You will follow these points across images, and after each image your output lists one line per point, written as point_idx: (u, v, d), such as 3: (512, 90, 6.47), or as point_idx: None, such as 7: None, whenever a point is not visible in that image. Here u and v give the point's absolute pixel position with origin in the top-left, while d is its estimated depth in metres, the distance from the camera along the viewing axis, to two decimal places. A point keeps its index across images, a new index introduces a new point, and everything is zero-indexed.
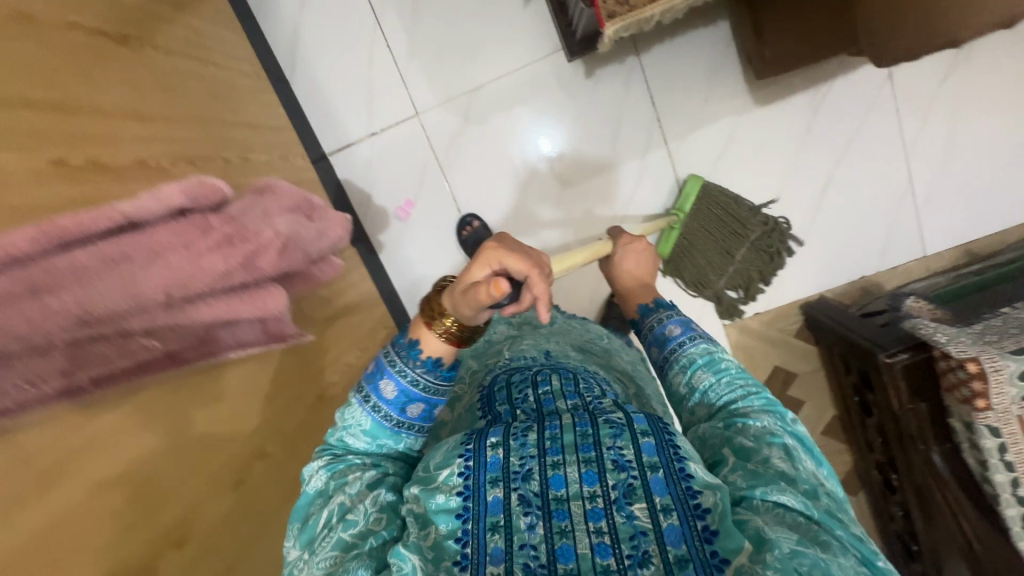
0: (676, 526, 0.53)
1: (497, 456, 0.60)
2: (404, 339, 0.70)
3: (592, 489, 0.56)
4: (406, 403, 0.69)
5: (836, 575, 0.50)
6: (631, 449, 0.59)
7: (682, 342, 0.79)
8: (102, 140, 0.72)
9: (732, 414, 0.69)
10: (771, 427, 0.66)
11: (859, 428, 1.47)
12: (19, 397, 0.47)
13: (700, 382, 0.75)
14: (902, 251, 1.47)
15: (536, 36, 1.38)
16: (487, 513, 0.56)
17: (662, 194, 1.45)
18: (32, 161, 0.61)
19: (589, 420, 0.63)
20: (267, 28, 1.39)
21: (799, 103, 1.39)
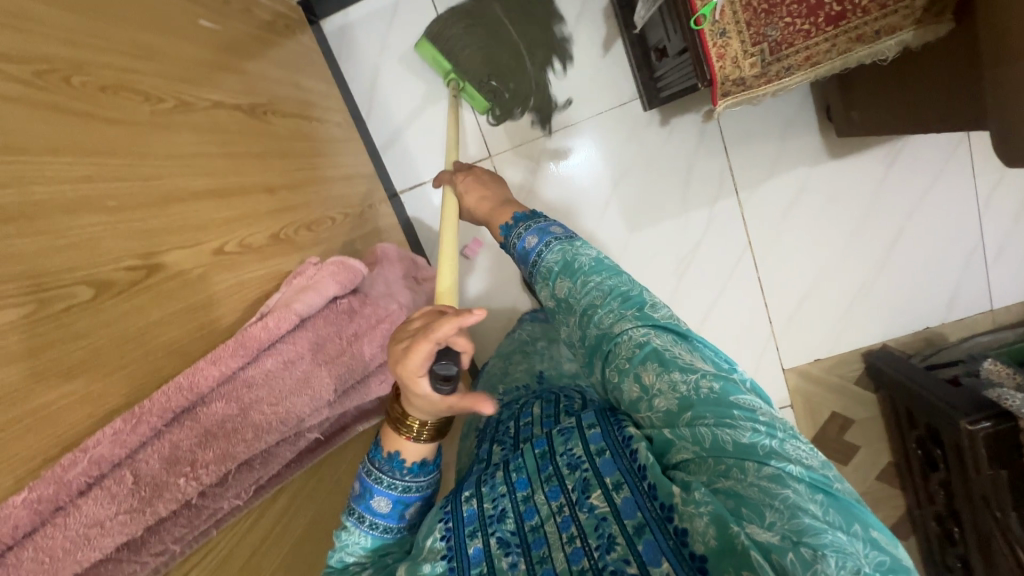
0: (630, 497, 0.54)
1: (473, 507, 0.60)
2: (380, 453, 0.62)
3: (559, 502, 0.57)
4: (403, 510, 0.63)
5: (749, 497, 0.49)
6: (580, 446, 0.60)
7: (541, 252, 0.72)
8: (247, 221, 0.74)
9: (599, 344, 0.63)
10: (639, 336, 0.60)
11: (919, 478, 1.47)
12: (227, 508, 0.50)
13: (562, 291, 0.68)
14: (969, 304, 1.47)
15: (613, 85, 1.40)
16: (472, 566, 0.55)
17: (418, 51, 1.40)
18: (202, 255, 0.64)
19: (544, 436, 0.64)
20: (348, 71, 1.43)
21: (872, 157, 1.40)
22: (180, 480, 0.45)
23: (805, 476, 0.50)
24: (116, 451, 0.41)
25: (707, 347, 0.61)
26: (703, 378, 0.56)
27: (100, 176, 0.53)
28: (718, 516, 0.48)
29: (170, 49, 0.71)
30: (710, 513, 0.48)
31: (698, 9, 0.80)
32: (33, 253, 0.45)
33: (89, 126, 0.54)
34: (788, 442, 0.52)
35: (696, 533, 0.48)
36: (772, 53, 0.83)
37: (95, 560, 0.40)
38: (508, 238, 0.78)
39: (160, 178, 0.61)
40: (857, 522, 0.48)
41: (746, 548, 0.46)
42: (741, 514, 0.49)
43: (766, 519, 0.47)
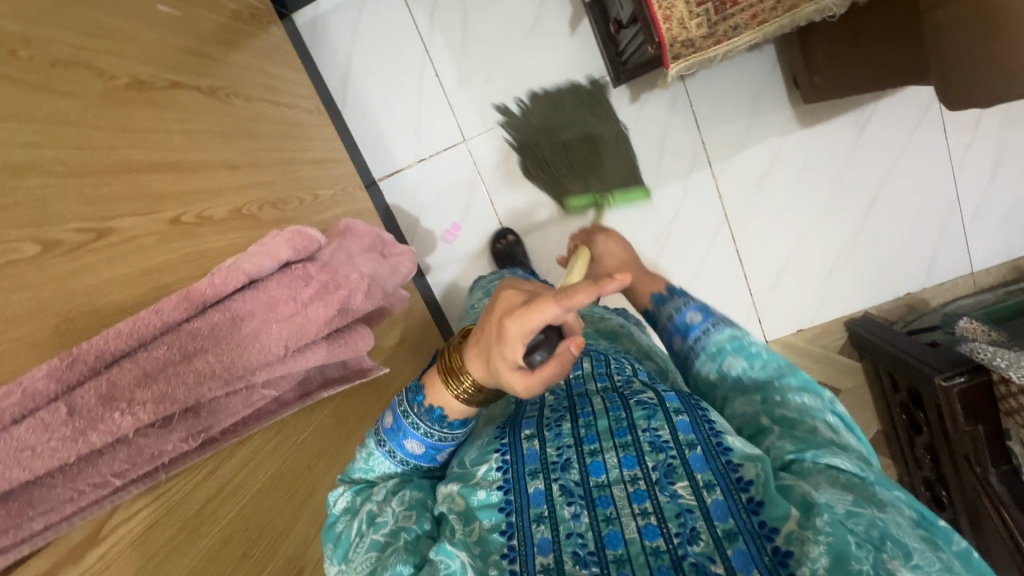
0: (721, 500, 0.50)
1: (534, 448, 0.59)
2: (421, 398, 0.63)
3: (633, 472, 0.55)
4: (435, 454, 0.66)
5: (897, 535, 0.46)
6: (665, 428, 0.57)
7: (708, 329, 0.72)
8: (206, 194, 0.76)
9: (765, 387, 0.65)
10: (813, 403, 0.62)
11: (907, 444, 1.46)
12: (175, 451, 0.52)
13: (733, 368, 0.68)
14: (948, 268, 1.47)
15: (582, 64, 1.41)
16: (531, 505, 0.54)
17: (388, 46, 1.44)
18: (155, 223, 0.65)
19: (621, 402, 0.62)
20: (322, 63, 1.45)
21: (844, 124, 1.41)
22: (116, 415, 0.46)
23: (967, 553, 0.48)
24: (51, 386, 0.43)
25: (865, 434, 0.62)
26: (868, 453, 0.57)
27: (46, 142, 0.56)
28: (842, 547, 0.45)
29: (126, 30, 0.74)
30: (830, 544, 0.45)
31: None
32: None
33: (37, 96, 0.56)
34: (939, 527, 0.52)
35: (806, 557, 0.45)
36: (717, 12, 0.83)
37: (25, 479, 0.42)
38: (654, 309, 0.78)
39: (114, 149, 0.64)
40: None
41: None
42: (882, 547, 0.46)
43: (912, 561, 0.45)
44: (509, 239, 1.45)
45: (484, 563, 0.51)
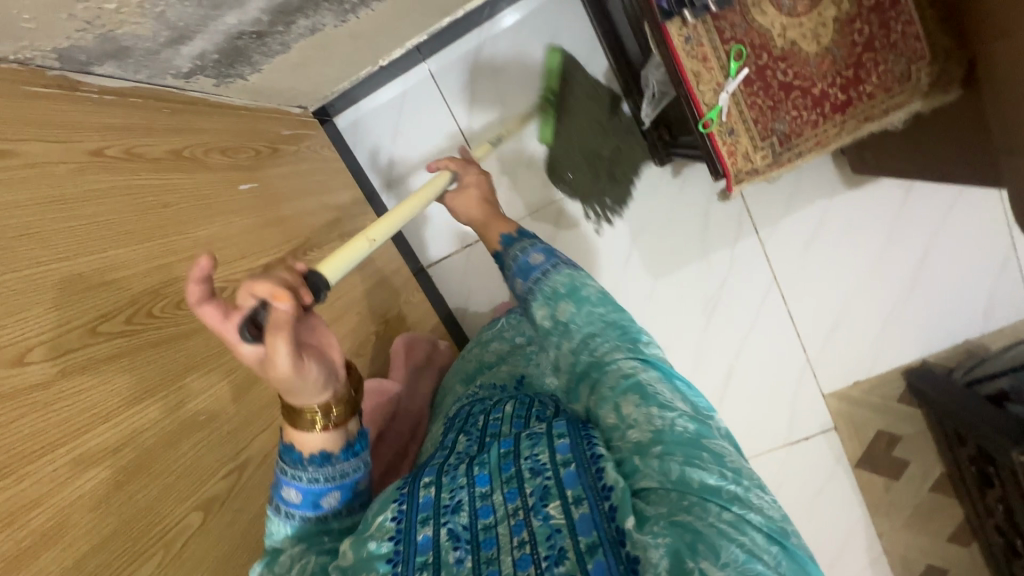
0: (586, 514, 0.53)
1: (430, 495, 0.60)
2: (282, 447, 0.61)
3: (515, 505, 0.56)
4: (316, 499, 0.61)
5: (708, 533, 0.49)
6: (545, 453, 0.60)
7: (547, 271, 0.79)
8: None
9: (597, 362, 0.68)
10: (627, 369, 0.65)
11: (975, 491, 1.46)
12: None
13: (563, 314, 0.73)
14: (1007, 312, 1.46)
15: (622, 144, 1.43)
16: (416, 554, 0.54)
17: (429, 139, 1.46)
18: (275, 430, 0.70)
19: (512, 438, 0.64)
20: (364, 162, 1.49)
21: (891, 183, 1.40)
22: None
23: (765, 527, 0.51)
24: None
25: (690, 393, 0.65)
26: (681, 418, 0.59)
27: (188, 395, 0.60)
28: (674, 548, 0.48)
29: (222, 233, 0.77)
30: (666, 546, 0.48)
31: (704, 113, 0.83)
32: (148, 504, 0.51)
33: (174, 351, 0.60)
34: (754, 491, 0.54)
35: (648, 562, 0.48)
36: (781, 144, 0.84)
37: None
38: (507, 250, 0.87)
39: (236, 371, 0.68)
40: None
41: None
42: (697, 548, 0.48)
43: (722, 560, 0.47)
44: None
45: None
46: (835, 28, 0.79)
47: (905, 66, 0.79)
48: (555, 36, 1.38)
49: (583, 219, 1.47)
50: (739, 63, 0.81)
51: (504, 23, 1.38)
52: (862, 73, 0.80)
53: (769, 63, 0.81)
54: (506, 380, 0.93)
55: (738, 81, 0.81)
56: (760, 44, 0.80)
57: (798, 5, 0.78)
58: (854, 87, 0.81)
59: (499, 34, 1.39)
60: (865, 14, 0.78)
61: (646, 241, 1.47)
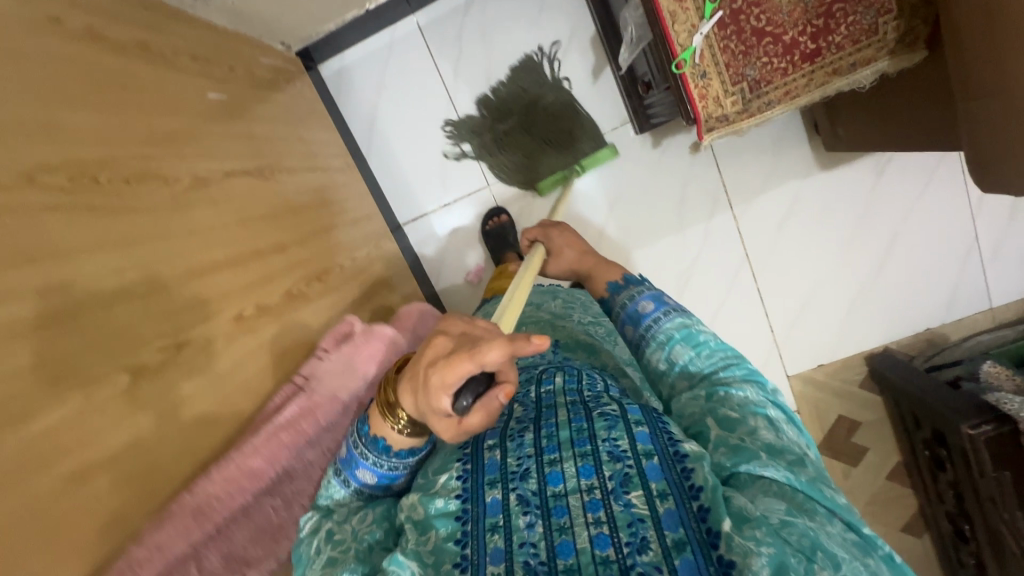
0: (673, 509, 0.51)
1: (495, 459, 0.58)
2: (367, 429, 0.62)
3: (590, 482, 0.54)
4: (389, 480, 0.64)
5: (826, 545, 0.48)
6: (625, 438, 0.56)
7: (659, 318, 0.74)
8: (264, 284, 0.79)
9: (711, 383, 0.66)
10: (754, 399, 0.64)
11: (928, 478, 1.48)
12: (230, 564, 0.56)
13: (679, 357, 0.70)
14: (969, 304, 1.49)
15: (605, 110, 1.44)
16: (486, 515, 0.53)
17: (413, 93, 1.46)
18: (224, 324, 0.68)
19: (585, 412, 0.60)
20: (348, 113, 1.48)
21: (863, 167, 1.43)
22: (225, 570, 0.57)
23: (890, 558, 0.50)
24: None
25: (809, 433, 0.65)
26: (807, 449, 0.60)
27: (129, 266, 0.58)
28: (780, 559, 0.46)
29: (184, 128, 0.76)
30: (770, 556, 0.46)
31: (678, 54, 0.85)
32: (72, 353, 0.49)
33: (116, 221, 0.59)
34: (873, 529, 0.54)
35: (747, 566, 0.45)
36: (751, 91, 0.86)
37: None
38: (614, 297, 0.82)
39: (185, 256, 0.66)
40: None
41: None
42: (812, 557, 0.47)
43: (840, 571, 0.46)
44: (501, 219, 1.45)
45: (436, 572, 0.52)
46: None
47: (873, 18, 0.81)
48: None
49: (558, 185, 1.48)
50: (714, 5, 0.82)
51: None
52: (832, 23, 0.82)
53: (743, 7, 0.82)
54: (541, 346, 0.86)
55: (712, 23, 0.83)
56: None
57: None
58: (824, 37, 0.82)
59: None
60: None
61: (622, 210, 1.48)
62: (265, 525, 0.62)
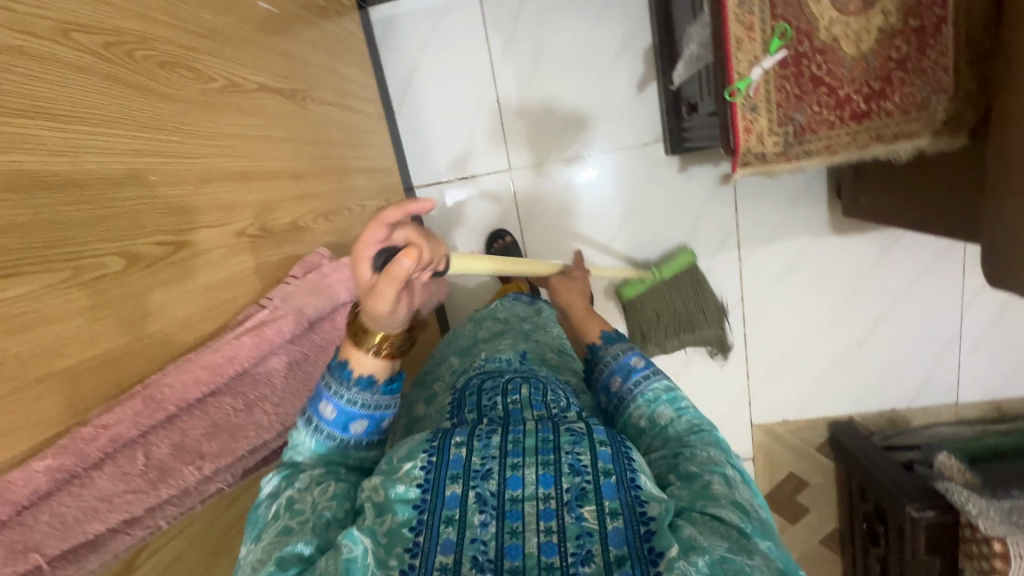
0: (620, 529, 0.47)
1: (460, 454, 0.54)
2: (336, 360, 0.58)
3: (547, 492, 0.50)
4: (348, 422, 0.58)
5: None
6: (587, 454, 0.53)
7: (649, 376, 0.72)
8: (272, 207, 0.77)
9: (683, 441, 0.63)
10: (716, 457, 0.60)
11: (859, 550, 1.52)
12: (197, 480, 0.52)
13: (661, 418, 0.67)
14: (937, 394, 1.54)
15: (642, 123, 1.43)
16: (443, 508, 0.50)
17: (456, 59, 1.44)
18: (225, 235, 0.66)
19: (552, 425, 0.57)
20: (386, 63, 1.45)
21: (873, 241, 1.45)
22: (186, 469, 0.50)
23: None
24: (132, 430, 0.46)
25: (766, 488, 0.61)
26: (760, 501, 0.57)
27: (144, 150, 0.55)
28: None
29: (226, 28, 0.73)
30: None
31: (733, 82, 0.85)
32: (68, 221, 0.46)
33: (141, 100, 0.56)
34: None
35: None
36: (795, 136, 0.86)
37: (28, 501, 0.40)
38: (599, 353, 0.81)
39: (200, 156, 0.64)
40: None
41: None
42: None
43: None
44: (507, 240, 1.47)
45: (387, 554, 0.47)
46: (877, 37, 0.81)
47: (929, 94, 0.82)
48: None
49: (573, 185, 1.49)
50: (781, 41, 0.82)
51: None
52: (888, 89, 0.83)
53: (807, 50, 0.82)
54: (511, 354, 0.82)
55: (775, 59, 0.82)
56: (806, 30, 0.81)
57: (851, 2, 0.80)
58: (877, 100, 0.84)
59: None
60: (907, 31, 0.80)
61: (633, 228, 1.49)
62: (221, 419, 0.55)
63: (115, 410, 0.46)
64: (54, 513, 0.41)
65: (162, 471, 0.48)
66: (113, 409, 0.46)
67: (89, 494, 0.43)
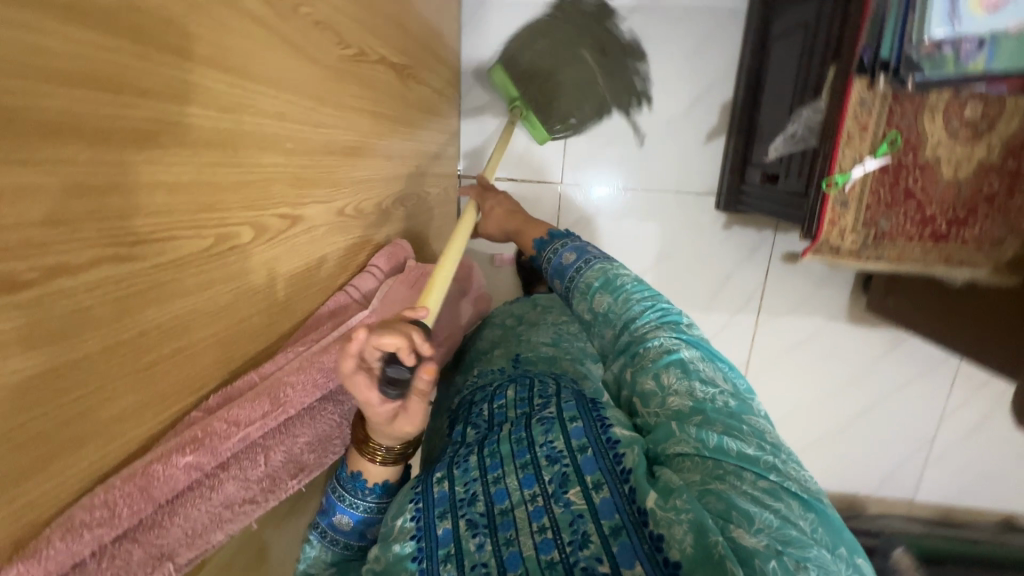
0: (608, 498, 0.47)
1: (444, 488, 0.52)
2: (346, 470, 0.55)
3: (533, 491, 0.50)
4: (365, 530, 0.56)
5: (739, 500, 0.45)
6: (560, 438, 0.54)
7: (581, 268, 0.72)
8: (366, 186, 0.73)
9: (629, 345, 0.64)
10: (668, 344, 0.61)
11: None
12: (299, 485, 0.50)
13: (601, 305, 0.68)
14: (896, 488, 1.64)
15: (700, 172, 1.44)
16: (438, 548, 0.47)
17: None
18: (328, 213, 0.62)
19: (523, 423, 0.58)
20: (465, 45, 1.41)
21: (881, 336, 1.51)
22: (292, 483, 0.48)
23: (800, 494, 0.47)
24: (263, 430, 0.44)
25: (729, 368, 0.61)
26: (724, 393, 0.56)
27: (287, 115, 0.51)
28: (699, 523, 0.43)
29: None
30: (690, 521, 0.43)
31: (833, 173, 0.86)
32: (219, 185, 0.42)
33: (294, 61, 0.52)
34: (791, 464, 0.51)
35: (672, 538, 0.43)
36: (873, 240, 0.90)
37: (165, 498, 0.37)
38: (541, 254, 0.79)
39: (325, 127, 0.60)
40: (841, 546, 0.45)
41: (723, 555, 0.41)
42: (728, 518, 0.44)
43: (755, 524, 0.43)
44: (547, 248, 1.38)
45: None
46: (976, 168, 0.84)
47: (1003, 233, 0.87)
48: (704, 45, 1.37)
49: (618, 216, 1.48)
50: (888, 148, 0.84)
51: (670, 3, 1.35)
52: (971, 219, 0.87)
53: (910, 162, 0.85)
54: (500, 361, 0.80)
55: (878, 162, 0.85)
56: (915, 143, 0.84)
57: (963, 129, 0.83)
58: (957, 226, 0.88)
59: (658, 10, 1.36)
60: (1003, 169, 0.84)
61: (666, 271, 1.51)
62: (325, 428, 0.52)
63: (246, 405, 0.42)
64: (185, 514, 0.39)
65: (272, 481, 0.46)
66: (243, 402, 0.42)
67: (218, 499, 0.41)
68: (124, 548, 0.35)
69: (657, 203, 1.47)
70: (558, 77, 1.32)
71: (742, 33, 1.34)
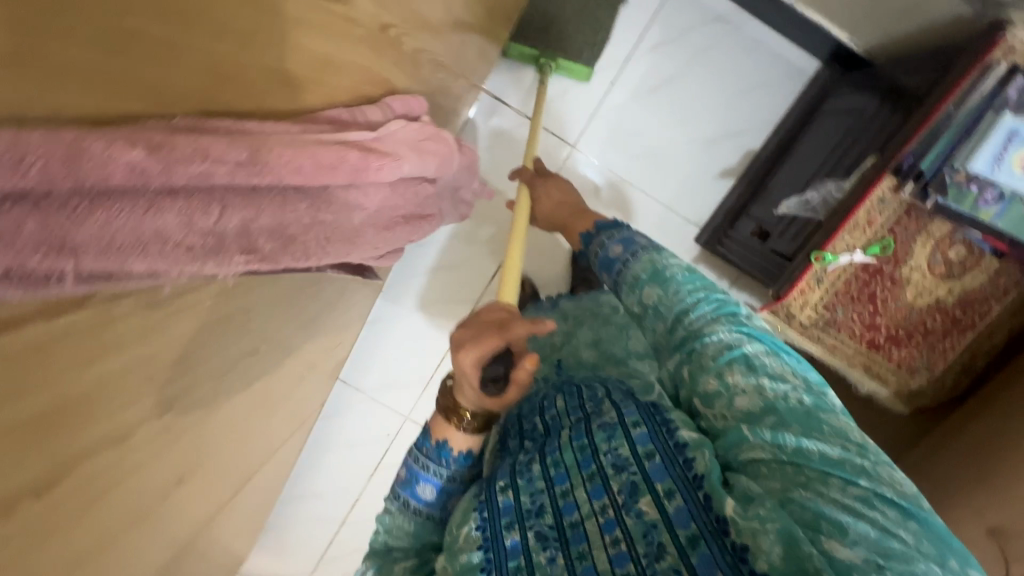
0: (682, 506, 0.50)
1: (509, 498, 0.58)
2: (430, 442, 0.66)
3: (602, 502, 0.53)
4: (444, 497, 0.67)
5: (829, 513, 0.48)
6: (625, 445, 0.56)
7: (626, 262, 0.75)
8: (411, 25, 0.65)
9: (684, 342, 0.65)
10: (728, 340, 0.62)
11: None
12: (232, 270, 0.44)
13: (649, 299, 0.70)
14: None
15: (699, 202, 1.45)
16: (508, 559, 0.53)
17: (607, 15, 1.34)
18: None
19: (585, 428, 0.61)
20: None
21: None
22: (238, 258, 0.43)
23: (896, 500, 0.48)
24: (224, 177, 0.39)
25: (798, 359, 0.61)
26: (797, 390, 0.56)
27: None
28: (788, 531, 0.46)
29: None
30: (778, 530, 0.46)
31: (825, 249, 0.91)
32: None
33: None
34: (883, 467, 0.51)
35: (761, 550, 0.46)
36: (822, 321, 0.96)
37: (91, 186, 0.32)
38: (589, 246, 0.83)
39: None
40: (954, 559, 0.46)
41: (817, 568, 0.44)
42: (818, 529, 0.47)
43: (849, 537, 0.46)
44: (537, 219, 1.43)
45: None
46: (930, 303, 0.92)
47: (920, 365, 0.96)
48: (761, 88, 1.36)
49: (606, 203, 1.45)
50: (878, 250, 0.89)
51: (752, 32, 1.33)
52: (904, 341, 0.95)
53: (886, 272, 0.91)
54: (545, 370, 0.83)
55: (863, 258, 0.90)
56: (899, 258, 0.90)
57: (940, 266, 0.89)
58: (890, 343, 0.96)
59: (739, 33, 1.34)
60: (949, 313, 0.92)
61: None
62: (292, 224, 0.47)
63: (224, 144, 0.39)
64: (109, 220, 0.34)
65: (220, 243, 0.41)
66: (217, 142, 0.39)
67: (153, 222, 0.36)
68: (24, 210, 0.30)
69: (647, 210, 1.45)
70: (559, 27, 1.27)
71: (797, 95, 1.35)
